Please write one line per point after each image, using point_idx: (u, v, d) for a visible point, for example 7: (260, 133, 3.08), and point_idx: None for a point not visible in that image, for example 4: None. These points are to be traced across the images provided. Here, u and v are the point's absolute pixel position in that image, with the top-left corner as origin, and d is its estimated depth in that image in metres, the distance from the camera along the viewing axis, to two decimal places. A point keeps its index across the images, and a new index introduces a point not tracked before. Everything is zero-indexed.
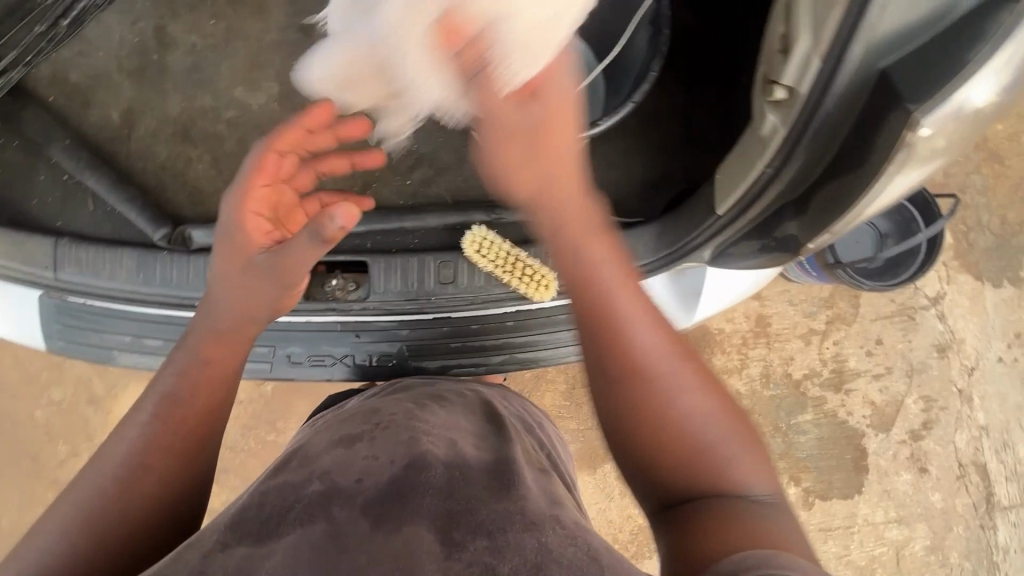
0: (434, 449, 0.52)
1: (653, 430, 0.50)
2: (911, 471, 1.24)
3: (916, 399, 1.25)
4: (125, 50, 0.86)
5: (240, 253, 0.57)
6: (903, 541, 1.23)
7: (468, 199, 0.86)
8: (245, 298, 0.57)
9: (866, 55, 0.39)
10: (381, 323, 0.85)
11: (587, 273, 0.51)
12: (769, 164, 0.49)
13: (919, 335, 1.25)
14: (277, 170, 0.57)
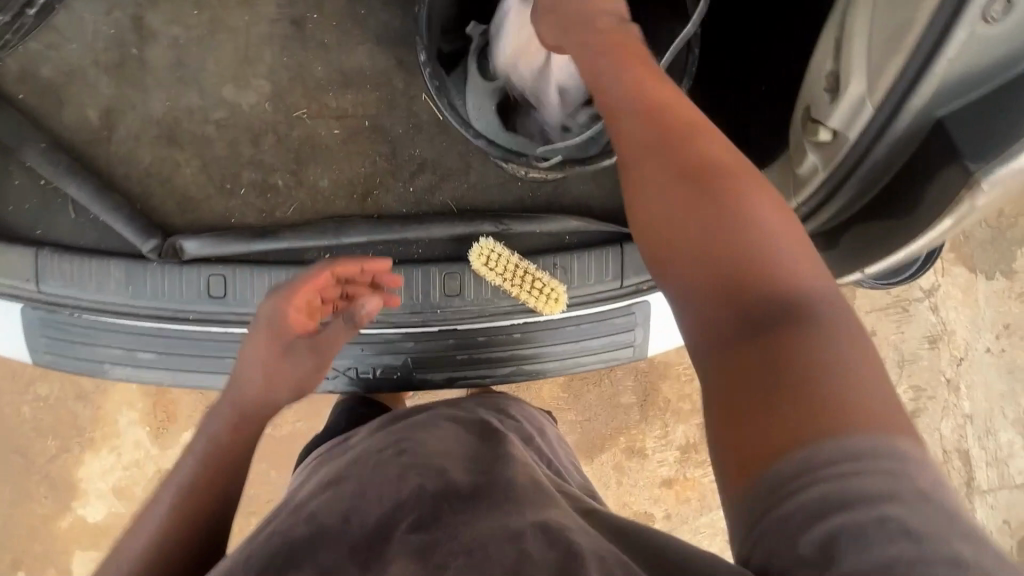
0: (421, 479, 0.50)
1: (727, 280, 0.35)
2: None
3: (905, 389, 1.27)
4: (100, 43, 0.79)
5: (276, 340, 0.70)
6: None
7: (475, 206, 0.82)
8: (279, 374, 0.70)
9: (923, 107, 0.37)
10: (385, 335, 0.83)
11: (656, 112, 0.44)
12: (804, 202, 0.47)
13: (912, 326, 1.26)
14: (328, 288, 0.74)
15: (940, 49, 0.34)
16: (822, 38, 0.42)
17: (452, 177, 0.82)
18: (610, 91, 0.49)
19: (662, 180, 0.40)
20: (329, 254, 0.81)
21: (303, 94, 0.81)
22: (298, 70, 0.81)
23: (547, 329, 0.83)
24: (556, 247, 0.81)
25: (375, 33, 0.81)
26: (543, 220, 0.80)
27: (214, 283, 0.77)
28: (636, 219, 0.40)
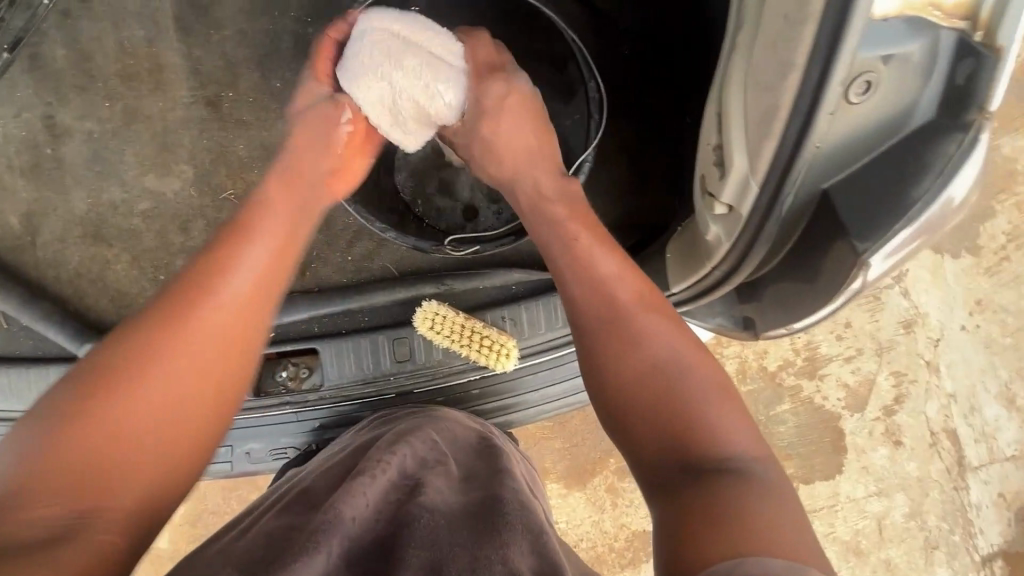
0: (439, 494, 0.53)
1: (628, 389, 0.48)
2: (886, 446, 1.20)
3: (886, 376, 1.20)
4: (13, 147, 0.78)
5: (283, 232, 0.54)
6: (884, 512, 1.20)
7: (420, 266, 0.81)
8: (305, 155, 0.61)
9: (804, 179, 0.35)
10: (340, 407, 0.80)
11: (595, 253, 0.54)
12: (718, 267, 0.46)
13: (885, 313, 1.19)
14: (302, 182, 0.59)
15: (808, 134, 0.32)
16: (706, 109, 0.41)
17: (390, 241, 0.82)
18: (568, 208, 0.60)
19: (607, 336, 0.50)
20: (273, 332, 0.81)
21: (227, 174, 0.79)
22: (219, 150, 0.79)
23: (505, 380, 0.79)
24: (504, 298, 0.79)
25: (293, 105, 0.78)
26: (484, 274, 0.78)
27: None
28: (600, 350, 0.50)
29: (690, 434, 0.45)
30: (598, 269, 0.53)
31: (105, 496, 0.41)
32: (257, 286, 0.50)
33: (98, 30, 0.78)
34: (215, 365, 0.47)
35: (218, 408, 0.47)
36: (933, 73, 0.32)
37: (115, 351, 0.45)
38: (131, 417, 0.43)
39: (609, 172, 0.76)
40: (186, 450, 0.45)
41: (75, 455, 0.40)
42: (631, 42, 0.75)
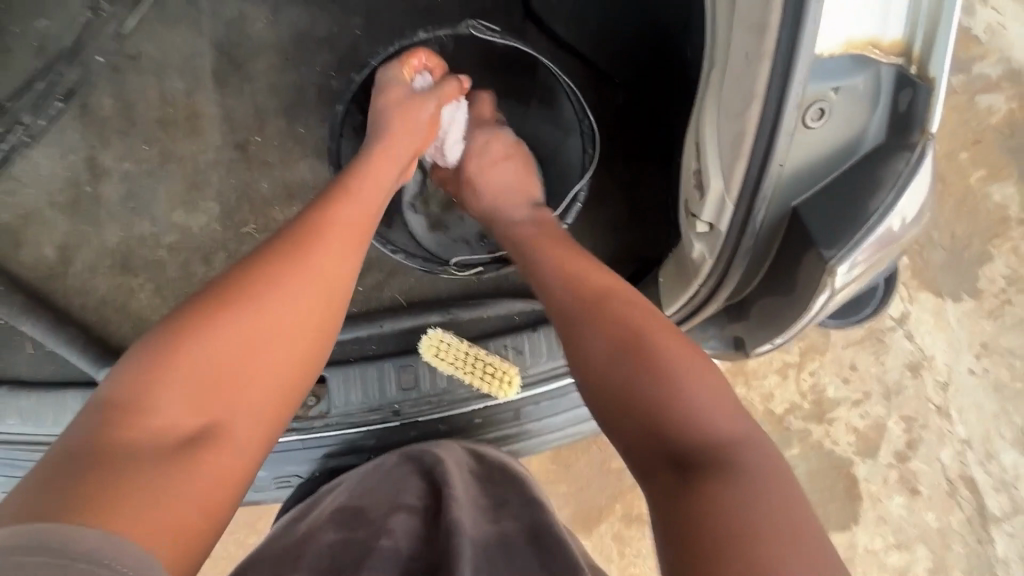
0: (471, 519, 0.59)
1: (623, 384, 0.48)
2: (902, 494, 1.17)
3: (897, 421, 1.18)
4: (56, 185, 0.84)
5: (366, 204, 0.59)
6: (905, 566, 1.16)
7: (426, 298, 0.84)
8: (410, 116, 0.72)
9: (775, 195, 0.39)
10: (345, 436, 0.81)
11: (576, 265, 0.60)
12: (704, 284, 0.49)
13: (891, 356, 1.19)
14: (368, 185, 0.62)
15: (772, 153, 0.36)
16: (684, 141, 0.46)
17: (400, 272, 0.85)
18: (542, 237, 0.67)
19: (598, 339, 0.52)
20: None
21: (250, 211, 0.85)
22: (243, 187, 0.85)
23: (507, 410, 0.81)
24: (507, 329, 0.82)
25: (315, 149, 0.85)
26: (487, 304, 0.82)
27: None
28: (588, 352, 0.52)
29: (682, 426, 0.45)
30: (595, 278, 0.57)
31: (211, 423, 0.44)
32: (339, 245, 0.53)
33: (144, 83, 0.86)
34: (307, 322, 0.49)
35: (310, 363, 0.50)
36: (880, 100, 0.37)
37: (205, 296, 0.47)
38: (228, 357, 0.45)
39: (606, 210, 0.81)
40: (272, 400, 0.47)
41: (176, 399, 0.43)
42: (626, 94, 0.82)
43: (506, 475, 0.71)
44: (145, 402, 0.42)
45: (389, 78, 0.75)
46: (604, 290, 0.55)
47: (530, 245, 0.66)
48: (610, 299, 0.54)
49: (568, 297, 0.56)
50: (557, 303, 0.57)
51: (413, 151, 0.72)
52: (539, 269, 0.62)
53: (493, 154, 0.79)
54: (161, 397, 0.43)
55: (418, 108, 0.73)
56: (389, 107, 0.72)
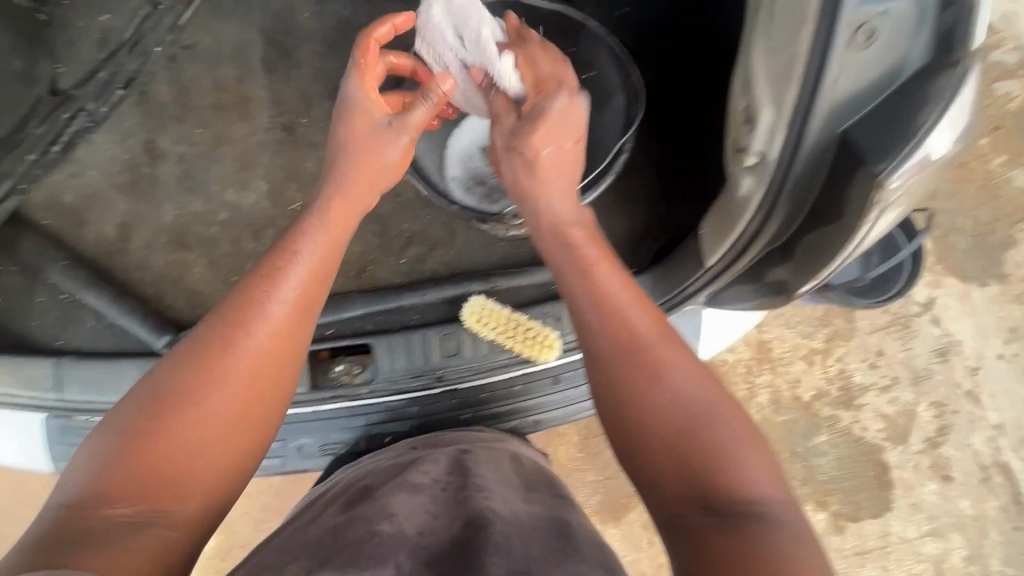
0: (487, 507, 0.60)
1: (650, 445, 0.53)
2: (935, 481, 1.17)
3: (927, 407, 1.18)
4: (116, 167, 0.89)
5: (329, 246, 0.62)
6: (942, 554, 1.15)
7: (467, 268, 0.87)
8: (369, 141, 0.70)
9: (825, 119, 0.42)
10: (390, 403, 0.84)
11: (602, 286, 0.61)
12: (752, 221, 0.52)
13: (918, 341, 1.20)
14: (337, 229, 0.64)
15: (824, 73, 0.39)
16: (732, 81, 0.49)
17: (440, 246, 0.88)
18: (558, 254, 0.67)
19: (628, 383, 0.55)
20: (329, 329, 0.87)
21: (298, 188, 0.89)
22: (291, 165, 0.89)
23: (545, 376, 0.84)
24: (546, 297, 0.84)
25: None
26: (528, 273, 0.85)
27: None
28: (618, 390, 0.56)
29: (715, 486, 0.48)
30: (635, 329, 0.58)
31: (187, 478, 0.48)
32: (298, 306, 0.57)
33: (198, 71, 0.91)
34: (278, 380, 0.54)
35: (274, 408, 0.54)
36: (924, 22, 0.39)
37: (186, 366, 0.51)
38: (207, 414, 0.50)
39: (641, 183, 0.84)
40: (243, 450, 0.51)
41: (156, 456, 0.47)
42: (659, 72, 0.85)
43: (518, 468, 0.74)
44: (127, 460, 0.46)
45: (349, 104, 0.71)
46: (647, 344, 0.57)
47: (562, 269, 0.65)
48: (644, 358, 0.56)
49: (601, 344, 0.58)
50: (587, 354, 0.59)
51: (391, 176, 0.72)
52: (574, 303, 0.62)
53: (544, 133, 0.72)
54: (140, 456, 0.46)
55: (375, 119, 0.70)
56: (352, 134, 0.70)
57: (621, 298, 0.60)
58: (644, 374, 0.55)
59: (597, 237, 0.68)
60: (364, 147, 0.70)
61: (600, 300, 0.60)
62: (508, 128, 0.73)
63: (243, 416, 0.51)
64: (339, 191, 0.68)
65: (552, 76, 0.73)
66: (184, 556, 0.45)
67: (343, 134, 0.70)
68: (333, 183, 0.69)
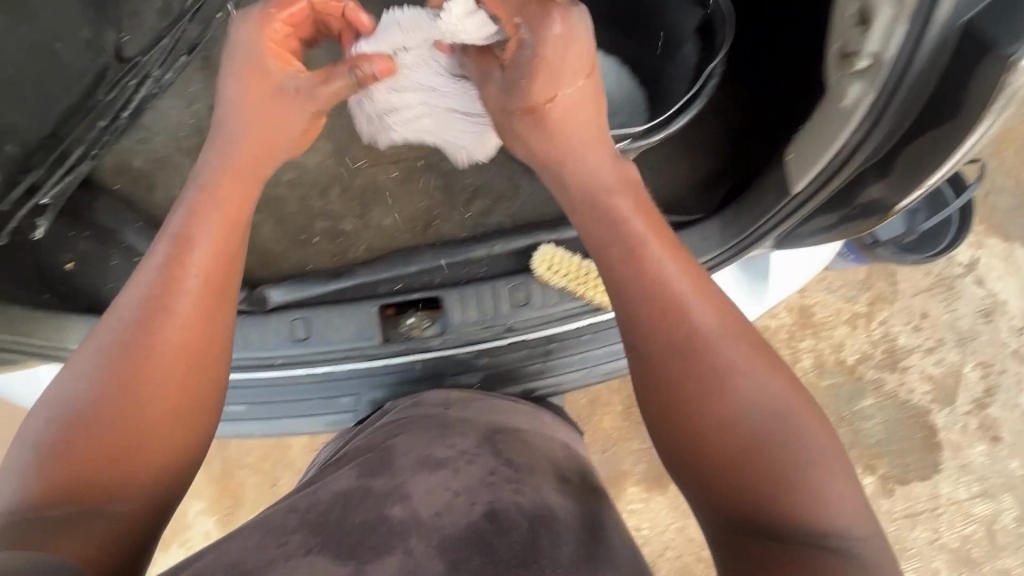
0: (514, 497, 0.59)
1: (710, 450, 0.56)
2: (984, 441, 1.35)
3: (973, 367, 1.36)
4: (183, 131, 0.91)
5: (226, 225, 0.68)
6: (992, 515, 1.33)
7: (531, 220, 0.88)
8: (274, 112, 0.75)
9: (948, 10, 0.45)
10: (460, 354, 0.85)
11: (667, 277, 0.62)
12: (856, 132, 0.54)
13: (962, 301, 1.37)
14: (233, 215, 0.70)
15: None
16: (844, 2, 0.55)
17: (505, 200, 0.90)
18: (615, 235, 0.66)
19: (691, 385, 0.58)
20: (398, 284, 0.86)
21: (361, 148, 0.90)
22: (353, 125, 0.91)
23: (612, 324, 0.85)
24: None
25: None
26: None
27: (297, 326, 0.83)
28: (672, 390, 0.59)
29: (767, 496, 0.52)
30: (690, 331, 0.60)
31: (123, 457, 0.55)
32: (201, 295, 0.63)
33: None
34: (178, 368, 0.60)
35: (204, 392, 0.62)
36: None
37: (112, 362, 0.58)
38: (122, 403, 0.57)
39: (708, 130, 0.85)
40: (174, 423, 0.59)
41: (92, 444, 0.54)
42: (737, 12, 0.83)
43: (550, 450, 0.73)
44: (66, 450, 0.54)
45: (234, 65, 0.74)
46: (710, 346, 0.59)
47: (609, 261, 0.65)
48: (710, 363, 0.58)
49: (660, 345, 0.60)
50: (636, 353, 0.62)
51: (287, 144, 0.77)
52: (624, 299, 0.63)
53: (559, 70, 0.68)
54: (70, 447, 0.54)
55: (277, 84, 0.74)
56: (249, 99, 0.74)
57: (671, 300, 0.61)
58: (715, 383, 0.57)
59: (647, 220, 0.67)
60: (276, 115, 0.75)
61: (653, 303, 0.61)
62: (499, 81, 0.73)
63: (176, 399, 0.60)
64: (228, 166, 0.73)
65: (537, 3, 0.68)
66: (133, 527, 0.53)
67: (246, 100, 0.74)
68: (225, 155, 0.73)
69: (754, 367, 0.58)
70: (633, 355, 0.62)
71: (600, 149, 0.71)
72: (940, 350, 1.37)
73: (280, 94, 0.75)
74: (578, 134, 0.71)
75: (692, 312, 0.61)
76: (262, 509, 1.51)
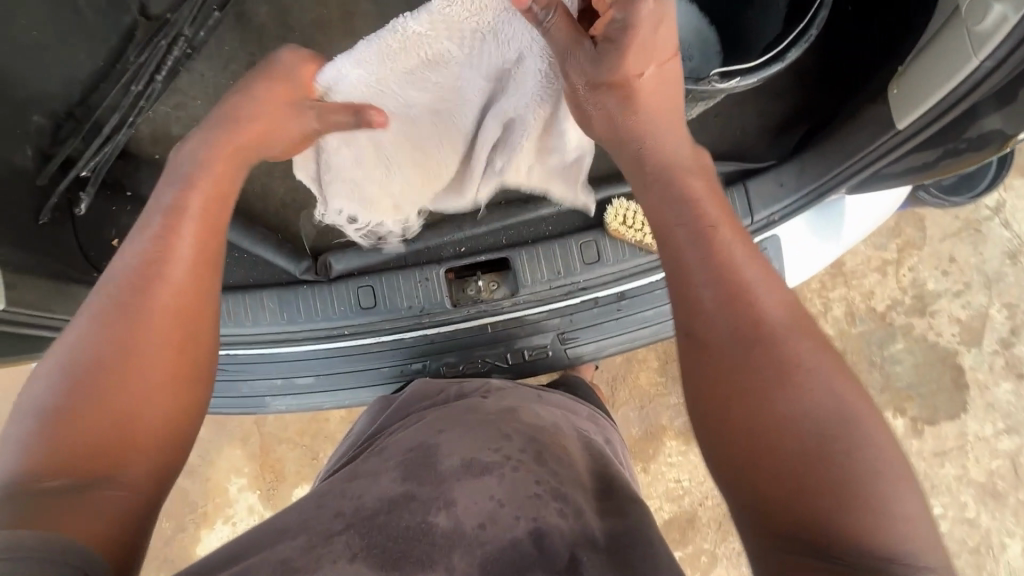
0: (561, 515, 0.55)
1: (763, 451, 0.45)
2: (1009, 379, 1.38)
3: (999, 308, 1.38)
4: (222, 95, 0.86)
5: (216, 197, 0.61)
6: (1017, 450, 1.37)
7: (597, 175, 0.85)
8: (272, 124, 0.65)
9: None
10: (532, 316, 0.84)
11: (728, 250, 0.52)
12: (989, 57, 0.50)
13: (989, 245, 1.38)
14: (224, 195, 0.63)
15: None
16: None
17: None
18: (669, 199, 0.57)
19: (743, 375, 0.47)
20: (464, 247, 0.84)
21: None
22: None
23: None
24: None
25: None
26: None
27: (365, 294, 0.82)
28: (719, 379, 0.48)
29: (833, 515, 0.41)
30: (755, 319, 0.49)
31: (129, 428, 0.49)
32: (197, 264, 0.57)
33: None
34: (181, 337, 0.54)
35: (201, 368, 0.56)
36: None
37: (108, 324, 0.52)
38: (118, 370, 0.50)
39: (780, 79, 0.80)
40: (177, 397, 0.53)
41: (84, 419, 0.48)
42: None
43: (585, 461, 0.69)
44: (60, 419, 0.47)
45: (271, 67, 0.67)
46: (775, 333, 0.48)
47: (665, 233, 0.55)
48: (773, 361, 0.47)
49: (718, 324, 0.49)
50: (690, 341, 0.50)
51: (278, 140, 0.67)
52: (686, 283, 0.51)
53: (654, 44, 0.59)
54: (58, 419, 0.47)
55: (297, 96, 0.65)
56: (264, 95, 0.65)
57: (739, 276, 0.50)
58: (774, 377, 0.46)
59: (711, 194, 0.57)
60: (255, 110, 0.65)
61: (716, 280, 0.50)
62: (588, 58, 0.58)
63: (158, 372, 0.52)
64: (226, 127, 0.65)
65: None
66: (132, 511, 0.47)
67: (254, 87, 0.66)
68: (227, 139, 0.64)
69: (829, 365, 0.47)
70: (686, 343, 0.51)
71: (674, 122, 0.62)
72: (968, 293, 1.38)
73: (291, 101, 0.66)
74: (661, 109, 0.62)
75: (754, 293, 0.50)
76: (304, 483, 1.51)
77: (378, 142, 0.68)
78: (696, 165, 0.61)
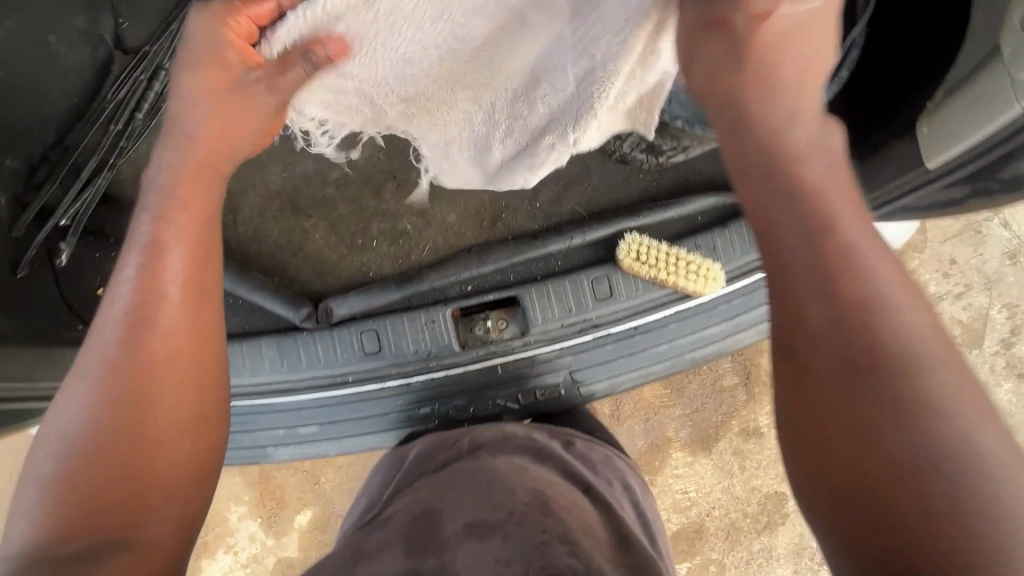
0: (572, 558, 0.50)
1: (885, 493, 0.35)
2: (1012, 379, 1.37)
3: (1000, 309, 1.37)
4: None
5: (195, 222, 0.52)
6: None
7: (606, 207, 0.81)
8: (229, 111, 0.52)
9: None
10: (544, 356, 0.80)
11: (843, 244, 0.40)
12: None
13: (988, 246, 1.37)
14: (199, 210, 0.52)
15: None
16: None
17: (576, 184, 0.82)
18: (765, 164, 0.44)
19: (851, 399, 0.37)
20: (470, 286, 0.80)
21: None
22: None
23: (700, 311, 0.80)
24: (694, 228, 0.80)
25: None
26: (678, 202, 0.79)
27: (368, 339, 0.78)
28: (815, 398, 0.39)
29: None
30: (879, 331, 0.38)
31: (145, 477, 0.44)
32: (190, 302, 0.49)
33: None
34: (190, 371, 0.48)
35: (217, 401, 0.50)
36: None
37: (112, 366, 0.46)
38: (128, 411, 0.45)
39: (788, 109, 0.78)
40: (190, 432, 0.47)
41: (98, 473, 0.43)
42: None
43: (593, 512, 0.64)
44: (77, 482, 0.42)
45: (188, 55, 0.52)
46: (904, 352, 0.37)
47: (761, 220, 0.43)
48: (903, 385, 0.36)
49: (820, 331, 0.39)
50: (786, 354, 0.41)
51: (250, 129, 0.54)
52: (790, 286, 0.41)
53: None
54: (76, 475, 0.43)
55: (237, 74, 0.51)
56: (202, 93, 0.52)
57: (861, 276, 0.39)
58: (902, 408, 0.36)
59: (834, 168, 0.44)
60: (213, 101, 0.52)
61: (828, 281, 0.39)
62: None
63: (160, 425, 0.45)
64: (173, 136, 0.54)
65: None
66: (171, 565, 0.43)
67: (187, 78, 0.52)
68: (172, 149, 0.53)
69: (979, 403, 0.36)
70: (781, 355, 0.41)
71: (805, 74, 0.46)
72: (969, 296, 1.37)
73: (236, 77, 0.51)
74: (793, 54, 0.46)
75: (877, 295, 0.39)
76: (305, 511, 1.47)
77: (377, 102, 0.58)
78: (826, 129, 0.46)
